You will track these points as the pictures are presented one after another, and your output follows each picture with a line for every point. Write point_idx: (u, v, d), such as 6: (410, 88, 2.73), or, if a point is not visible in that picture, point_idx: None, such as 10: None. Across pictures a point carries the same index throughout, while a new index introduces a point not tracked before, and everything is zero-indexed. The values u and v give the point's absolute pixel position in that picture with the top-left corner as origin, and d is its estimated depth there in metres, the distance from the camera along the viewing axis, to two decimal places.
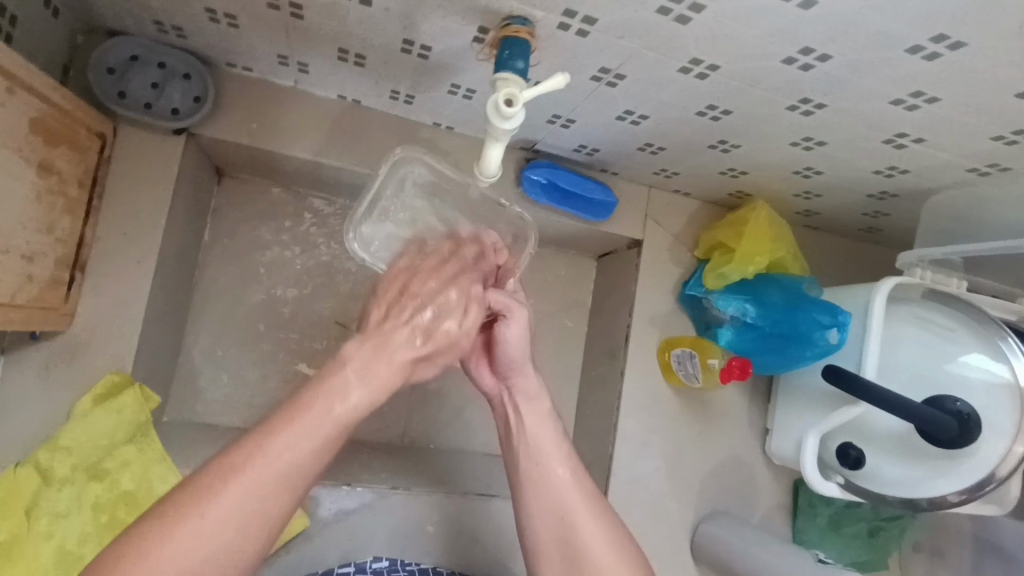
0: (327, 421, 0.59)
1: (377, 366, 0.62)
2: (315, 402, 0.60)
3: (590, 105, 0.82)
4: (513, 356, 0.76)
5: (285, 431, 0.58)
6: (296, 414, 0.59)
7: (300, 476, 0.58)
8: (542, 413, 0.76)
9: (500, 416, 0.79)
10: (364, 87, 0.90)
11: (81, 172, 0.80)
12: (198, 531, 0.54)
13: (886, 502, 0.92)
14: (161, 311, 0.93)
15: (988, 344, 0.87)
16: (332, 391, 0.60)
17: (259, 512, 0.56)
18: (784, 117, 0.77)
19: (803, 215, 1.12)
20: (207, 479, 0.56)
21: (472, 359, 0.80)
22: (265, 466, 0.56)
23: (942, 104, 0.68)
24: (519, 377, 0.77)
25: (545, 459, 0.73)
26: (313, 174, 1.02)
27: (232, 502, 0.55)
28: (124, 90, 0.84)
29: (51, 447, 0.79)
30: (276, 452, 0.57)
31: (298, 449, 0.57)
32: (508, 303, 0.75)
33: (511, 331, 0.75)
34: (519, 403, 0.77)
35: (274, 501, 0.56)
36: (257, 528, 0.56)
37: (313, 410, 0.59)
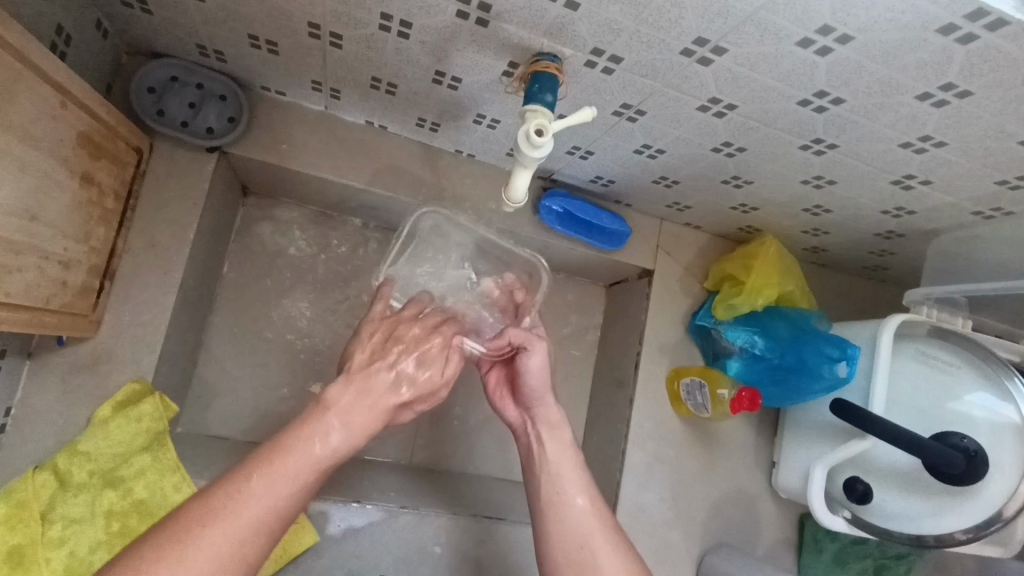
0: (308, 463, 0.64)
1: (358, 411, 0.68)
2: (296, 446, 0.64)
3: (610, 138, 0.85)
4: (536, 384, 0.80)
5: (265, 478, 0.61)
6: (279, 458, 0.63)
7: (267, 526, 0.60)
8: (569, 442, 0.79)
9: (525, 447, 0.82)
10: (391, 114, 0.93)
11: (117, 185, 0.82)
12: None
13: (893, 537, 0.93)
14: (182, 322, 0.95)
15: (995, 384, 0.89)
16: (316, 431, 0.65)
17: (241, 556, 0.58)
18: (797, 156, 0.80)
19: (810, 252, 1.15)
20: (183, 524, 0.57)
21: (499, 396, 0.85)
22: (235, 516, 0.58)
23: (949, 148, 0.71)
24: (540, 407, 0.81)
25: (563, 486, 0.75)
26: (337, 196, 1.05)
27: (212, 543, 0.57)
28: (162, 109, 0.87)
29: (72, 451, 0.81)
30: (255, 497, 0.60)
31: (283, 491, 0.61)
32: (526, 337, 0.79)
33: (534, 361, 0.79)
34: (542, 432, 0.80)
35: (252, 545, 0.59)
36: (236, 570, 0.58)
37: (300, 453, 0.64)
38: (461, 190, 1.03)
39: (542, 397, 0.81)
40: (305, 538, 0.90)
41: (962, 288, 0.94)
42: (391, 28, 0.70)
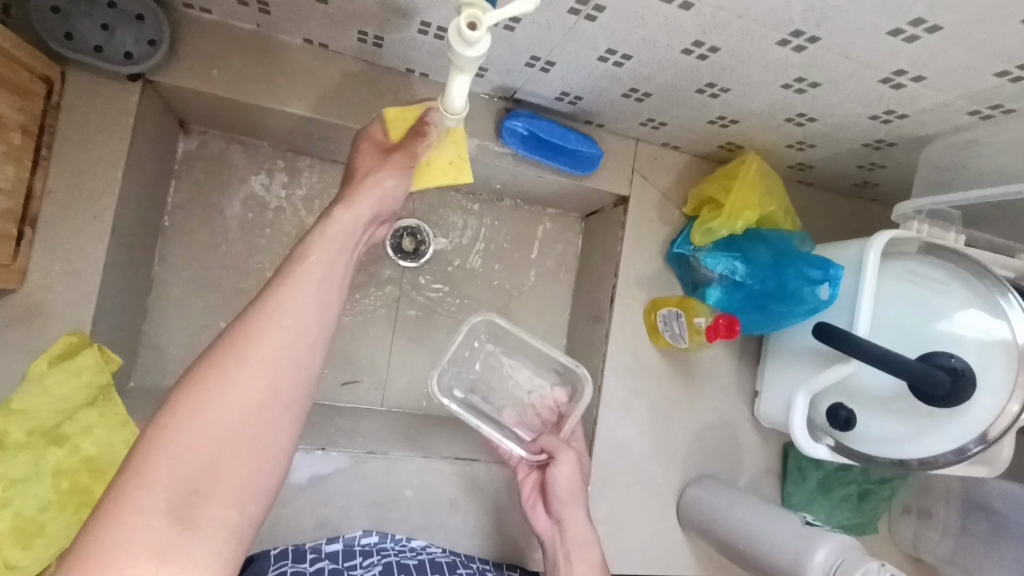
0: (309, 299, 0.53)
1: (334, 259, 0.57)
2: (286, 282, 0.54)
3: (569, 44, 0.77)
4: (563, 495, 0.85)
5: (234, 368, 0.49)
6: (233, 351, 0.50)
7: (305, 358, 0.52)
8: (591, 542, 0.83)
9: (553, 557, 0.85)
10: (330, 29, 0.84)
11: (25, 120, 0.74)
12: (155, 499, 0.44)
13: (876, 463, 0.90)
14: (122, 271, 0.88)
15: (985, 301, 0.84)
16: (290, 280, 0.54)
17: (226, 506, 0.46)
18: (776, 54, 0.72)
19: (795, 169, 1.08)
20: (181, 408, 0.47)
21: (532, 503, 0.90)
22: (265, 356, 0.50)
23: (944, 34, 0.63)
24: (569, 512, 0.85)
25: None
26: (282, 127, 0.97)
27: (222, 406, 0.48)
28: (71, 32, 0.77)
29: (3, 410, 0.75)
30: (273, 341, 0.51)
31: (262, 381, 0.49)
32: (557, 448, 0.86)
33: (561, 472, 0.85)
34: (572, 548, 0.83)
35: (280, 405, 0.50)
36: (275, 400, 0.50)
37: (270, 310, 0.52)
38: (415, 114, 0.94)
39: (572, 503, 0.86)
40: (397, 130, 0.74)
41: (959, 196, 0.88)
42: None
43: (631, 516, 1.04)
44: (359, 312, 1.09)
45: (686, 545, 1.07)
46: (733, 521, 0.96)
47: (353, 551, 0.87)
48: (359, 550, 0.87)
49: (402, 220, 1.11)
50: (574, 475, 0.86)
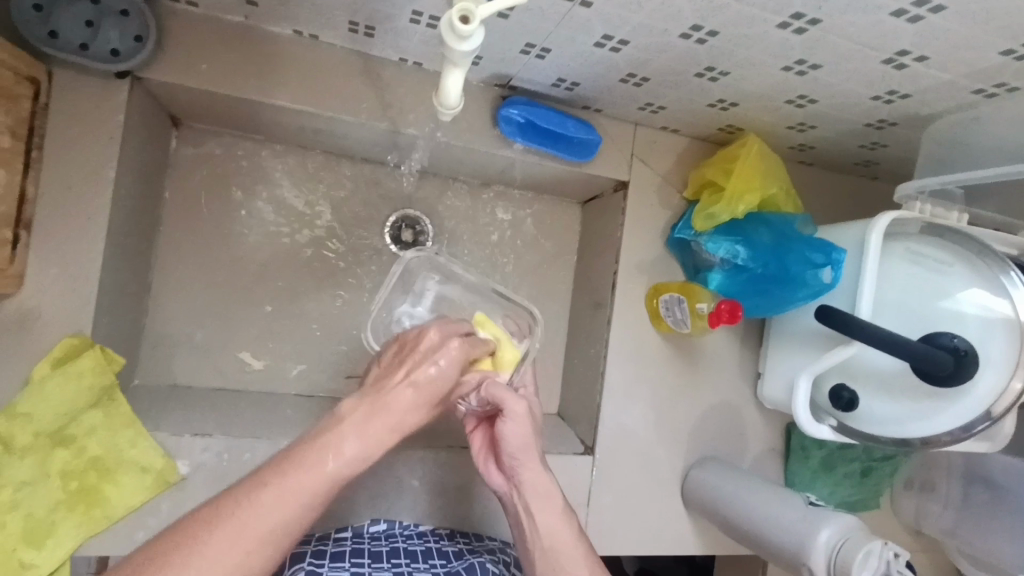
0: (318, 479, 0.59)
1: (371, 428, 0.63)
2: (308, 458, 0.60)
3: (564, 31, 0.75)
4: (513, 451, 0.75)
5: (277, 483, 0.58)
6: (291, 465, 0.59)
7: (291, 525, 0.58)
8: (555, 502, 0.75)
9: (514, 512, 0.78)
10: (319, 20, 0.82)
11: (12, 122, 0.73)
12: (191, 573, 0.54)
13: (878, 442, 0.91)
14: (119, 272, 0.88)
15: (988, 279, 0.84)
16: (327, 446, 0.61)
17: (246, 563, 0.56)
18: (775, 37, 0.70)
19: (796, 149, 1.06)
20: (202, 519, 0.57)
21: (483, 460, 0.81)
22: (260, 518, 0.57)
23: (948, 13, 0.62)
24: (524, 472, 0.76)
25: (563, 560, 0.72)
26: (275, 120, 0.96)
27: (195, 566, 0.54)
28: (54, 30, 0.75)
29: (10, 413, 0.75)
30: (272, 504, 0.57)
31: (290, 503, 0.58)
32: (503, 399, 0.73)
33: (509, 427, 0.75)
34: (531, 502, 0.75)
35: (256, 560, 0.56)
36: (264, 549, 0.57)
37: (295, 471, 0.59)
38: (409, 104, 0.93)
39: (527, 462, 0.76)
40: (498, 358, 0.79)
41: (962, 178, 0.86)
42: None
43: (636, 499, 1.05)
44: (359, 303, 1.08)
45: (691, 525, 1.09)
46: (736, 503, 0.97)
47: (363, 537, 0.88)
48: (368, 536, 0.89)
49: (400, 211, 1.11)
50: (524, 426, 0.75)
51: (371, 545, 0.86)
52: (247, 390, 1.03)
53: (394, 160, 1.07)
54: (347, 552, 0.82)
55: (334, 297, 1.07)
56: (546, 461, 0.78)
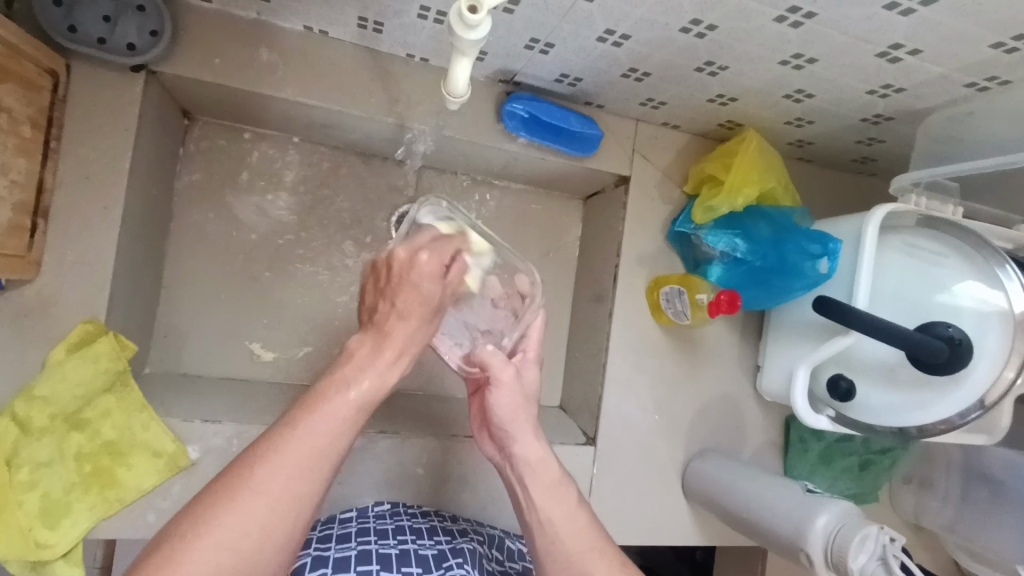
0: (342, 407, 0.61)
1: (382, 358, 0.65)
2: (332, 393, 0.62)
3: (567, 25, 0.77)
4: (505, 421, 0.75)
5: (306, 418, 0.60)
6: (316, 402, 0.61)
7: (330, 451, 0.60)
8: (549, 468, 0.73)
9: (510, 485, 0.76)
10: (330, 15, 0.85)
11: (33, 113, 0.75)
12: (241, 510, 0.55)
13: (877, 432, 0.92)
14: (132, 260, 0.90)
15: (983, 271, 0.85)
16: (346, 379, 0.63)
17: (293, 492, 0.58)
18: (772, 31, 0.72)
19: (795, 146, 1.08)
20: (240, 465, 0.58)
21: (478, 431, 0.80)
22: (294, 448, 0.58)
23: (939, 7, 0.64)
24: (516, 443, 0.74)
25: (559, 531, 0.69)
26: (285, 114, 0.98)
27: (244, 500, 0.56)
28: (75, 24, 0.77)
29: (27, 396, 0.77)
30: (306, 437, 0.59)
31: (323, 431, 0.60)
32: (494, 367, 0.75)
33: (501, 396, 0.75)
34: (523, 472, 0.73)
35: (301, 488, 0.58)
36: (306, 475, 0.58)
37: (319, 405, 0.61)
38: (416, 99, 0.95)
39: (517, 430, 0.75)
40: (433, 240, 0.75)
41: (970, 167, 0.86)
42: None
43: (637, 489, 1.07)
44: None
45: (691, 517, 1.10)
46: (734, 491, 0.99)
47: (367, 516, 0.90)
48: (373, 515, 0.90)
49: (406, 205, 1.13)
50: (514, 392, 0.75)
51: (375, 522, 0.86)
52: (256, 380, 1.05)
53: (399, 155, 1.09)
54: (353, 532, 0.83)
55: (340, 290, 1.09)
56: (538, 431, 0.76)
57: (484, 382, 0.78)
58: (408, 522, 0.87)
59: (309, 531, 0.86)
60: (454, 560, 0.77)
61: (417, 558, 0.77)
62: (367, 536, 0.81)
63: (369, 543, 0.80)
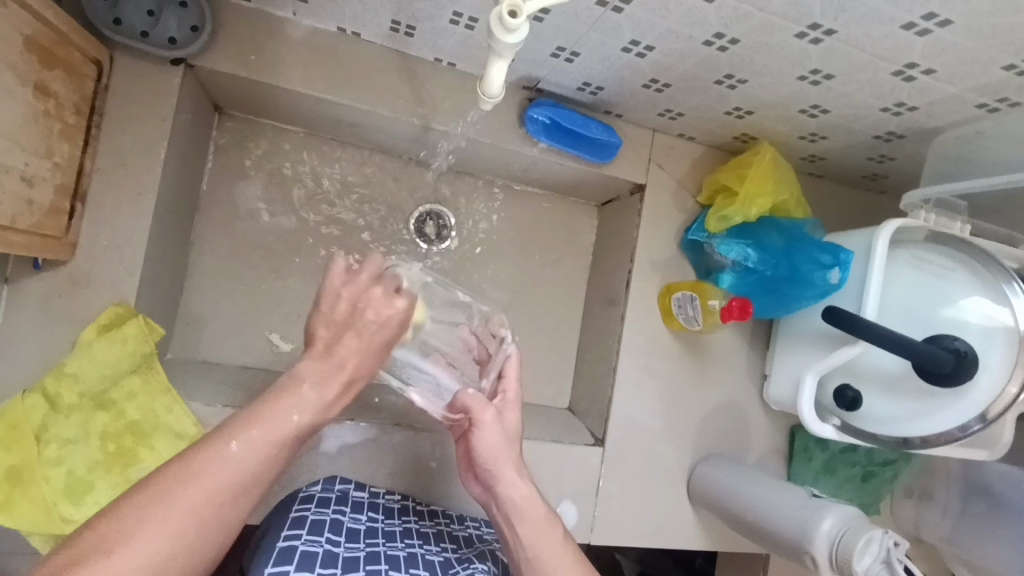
0: (279, 430, 0.61)
1: (330, 382, 0.66)
2: (273, 412, 0.62)
3: (594, 34, 0.80)
4: (488, 462, 0.75)
5: (242, 437, 0.59)
6: (255, 420, 0.61)
7: (262, 477, 0.60)
8: (535, 512, 0.73)
9: (496, 522, 0.77)
10: (364, 17, 0.88)
11: (78, 100, 0.78)
12: (157, 533, 0.53)
13: (880, 441, 0.94)
14: (161, 247, 0.92)
15: (991, 287, 0.87)
16: (290, 399, 0.63)
17: (217, 516, 0.57)
18: (792, 46, 0.75)
19: (808, 160, 1.11)
20: (167, 477, 0.56)
21: (463, 468, 0.81)
22: (227, 471, 0.57)
23: (954, 28, 0.67)
24: (501, 484, 0.75)
25: (551, 569, 0.70)
26: (313, 112, 1.01)
27: (173, 517, 0.54)
28: (119, 17, 0.79)
29: (58, 373, 0.80)
30: (238, 462, 0.58)
31: (260, 457, 0.59)
32: (476, 408, 0.76)
33: (484, 437, 0.75)
34: (511, 514, 0.74)
35: (231, 510, 0.57)
36: (234, 499, 0.58)
37: (258, 424, 0.60)
38: (440, 100, 0.98)
39: (497, 475, 0.75)
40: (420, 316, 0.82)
41: (983, 185, 0.89)
42: None
43: (642, 491, 1.09)
44: None
45: (694, 521, 1.12)
46: (739, 496, 1.01)
47: (377, 505, 0.89)
48: (382, 505, 0.89)
49: (426, 205, 1.16)
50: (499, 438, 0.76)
51: (384, 520, 0.86)
52: (274, 370, 1.07)
53: (421, 155, 1.12)
54: (363, 529, 0.82)
55: None
56: (524, 471, 0.76)
57: (466, 423, 0.79)
58: (416, 525, 0.87)
59: (323, 500, 0.84)
60: (462, 566, 0.77)
61: (425, 564, 0.76)
62: (375, 538, 0.80)
63: (378, 544, 0.79)
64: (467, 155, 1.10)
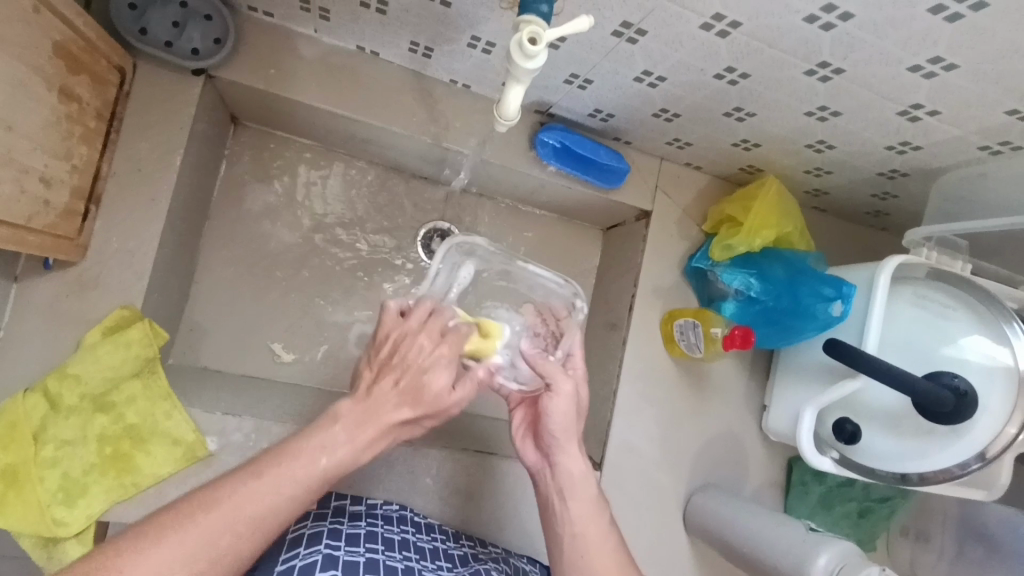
0: (305, 470, 0.61)
1: (365, 429, 0.64)
2: (300, 452, 0.62)
3: (608, 63, 0.82)
4: (555, 429, 0.76)
5: (269, 473, 0.60)
6: (284, 458, 0.61)
7: (281, 515, 0.59)
8: (586, 488, 0.75)
9: (543, 494, 0.78)
10: (384, 38, 0.90)
11: (100, 105, 0.79)
12: (159, 558, 0.54)
13: (879, 476, 0.94)
14: (171, 252, 0.93)
15: (991, 327, 0.89)
16: (320, 443, 0.62)
17: (220, 550, 0.56)
18: (801, 82, 0.77)
19: (812, 194, 1.13)
20: (188, 504, 0.57)
21: (521, 435, 0.80)
22: (244, 504, 0.58)
23: (960, 71, 0.68)
24: (562, 456, 0.76)
25: (594, 550, 0.72)
26: (328, 126, 1.02)
27: (186, 543, 0.55)
28: (145, 27, 0.82)
29: (60, 374, 0.80)
30: (255, 496, 0.58)
31: (282, 491, 0.59)
32: (556, 376, 0.75)
33: (556, 405, 0.75)
34: (564, 486, 0.76)
35: (242, 545, 0.57)
36: (248, 534, 0.58)
37: (287, 462, 0.61)
38: (452, 120, 1.00)
39: (563, 444, 0.76)
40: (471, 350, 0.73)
41: (986, 225, 0.90)
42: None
43: (637, 517, 1.08)
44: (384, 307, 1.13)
45: (689, 550, 1.11)
46: (738, 530, 1.00)
47: (376, 515, 0.88)
48: (382, 515, 0.88)
49: (433, 223, 1.17)
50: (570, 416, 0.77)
51: (384, 527, 0.85)
52: (274, 379, 1.07)
53: (431, 173, 1.13)
54: (362, 534, 0.81)
55: (361, 299, 1.12)
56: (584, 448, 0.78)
57: (538, 391, 0.79)
58: (414, 538, 0.86)
59: (319, 517, 0.84)
60: None
61: None
62: (375, 543, 0.80)
63: (377, 552, 0.78)
64: (476, 176, 1.11)
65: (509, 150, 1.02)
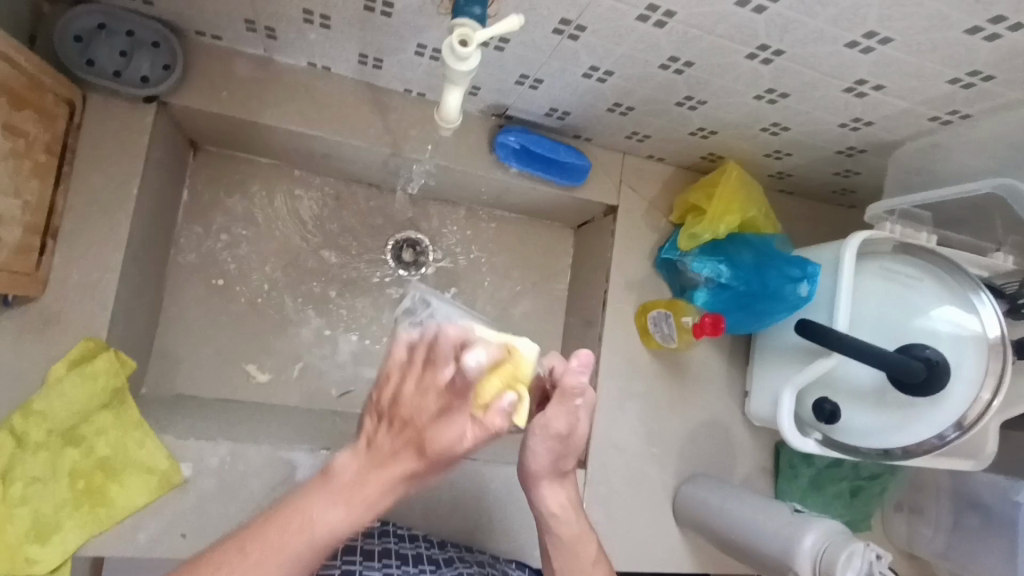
0: (306, 543, 0.56)
1: (348, 503, 0.58)
2: (281, 532, 0.56)
3: (555, 62, 0.83)
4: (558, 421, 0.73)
5: (256, 553, 0.55)
6: (274, 531, 0.56)
7: None
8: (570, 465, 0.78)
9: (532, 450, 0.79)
10: (332, 52, 0.90)
11: (49, 139, 0.79)
12: None
13: (862, 453, 0.93)
14: (134, 281, 0.93)
15: (958, 296, 0.89)
16: (301, 516, 0.57)
17: None
18: (745, 67, 0.78)
19: (776, 177, 1.13)
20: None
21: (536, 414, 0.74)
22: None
23: (895, 45, 0.69)
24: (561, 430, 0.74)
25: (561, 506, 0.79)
26: (287, 144, 1.02)
27: None
28: (91, 59, 0.82)
29: (26, 411, 0.79)
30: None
31: (277, 566, 0.55)
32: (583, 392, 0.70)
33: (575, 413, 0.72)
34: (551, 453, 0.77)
35: None
36: None
37: (264, 547, 0.55)
38: (409, 129, 1.00)
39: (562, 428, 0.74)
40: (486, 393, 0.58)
41: (941, 194, 0.90)
42: (374, 8, 0.77)
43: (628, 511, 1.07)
44: (358, 320, 1.13)
45: (681, 541, 1.10)
46: (726, 515, 1.00)
47: (357, 531, 0.88)
48: (364, 530, 0.88)
49: (403, 233, 1.17)
50: (568, 426, 0.74)
51: (364, 541, 0.86)
52: (251, 402, 1.06)
53: (396, 184, 1.14)
54: (339, 550, 0.82)
55: (334, 315, 1.12)
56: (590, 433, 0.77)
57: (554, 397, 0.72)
58: (395, 546, 0.86)
59: None
60: None
61: None
62: (353, 555, 0.81)
63: (354, 565, 0.79)
64: (441, 184, 1.12)
65: (469, 155, 1.03)
